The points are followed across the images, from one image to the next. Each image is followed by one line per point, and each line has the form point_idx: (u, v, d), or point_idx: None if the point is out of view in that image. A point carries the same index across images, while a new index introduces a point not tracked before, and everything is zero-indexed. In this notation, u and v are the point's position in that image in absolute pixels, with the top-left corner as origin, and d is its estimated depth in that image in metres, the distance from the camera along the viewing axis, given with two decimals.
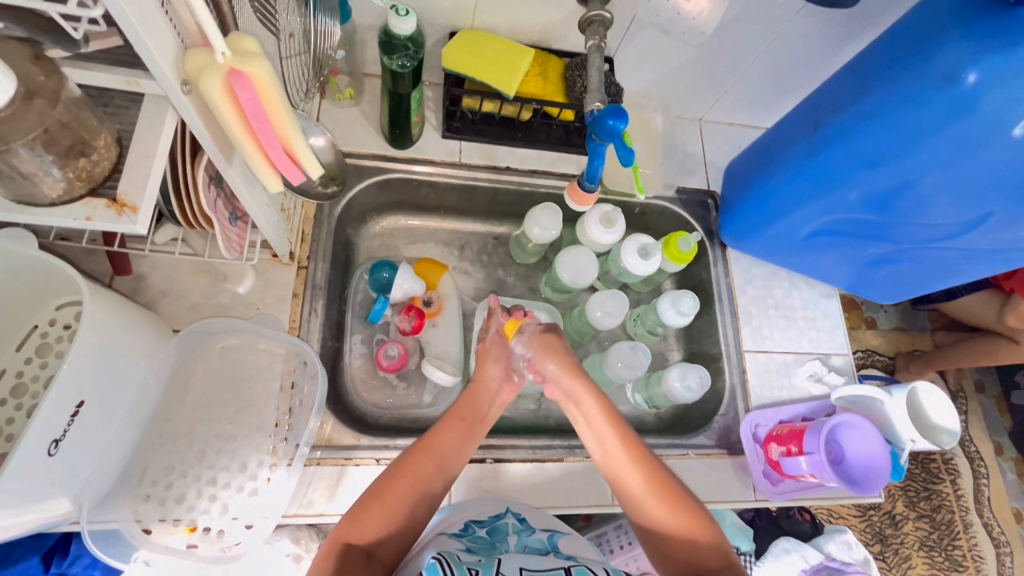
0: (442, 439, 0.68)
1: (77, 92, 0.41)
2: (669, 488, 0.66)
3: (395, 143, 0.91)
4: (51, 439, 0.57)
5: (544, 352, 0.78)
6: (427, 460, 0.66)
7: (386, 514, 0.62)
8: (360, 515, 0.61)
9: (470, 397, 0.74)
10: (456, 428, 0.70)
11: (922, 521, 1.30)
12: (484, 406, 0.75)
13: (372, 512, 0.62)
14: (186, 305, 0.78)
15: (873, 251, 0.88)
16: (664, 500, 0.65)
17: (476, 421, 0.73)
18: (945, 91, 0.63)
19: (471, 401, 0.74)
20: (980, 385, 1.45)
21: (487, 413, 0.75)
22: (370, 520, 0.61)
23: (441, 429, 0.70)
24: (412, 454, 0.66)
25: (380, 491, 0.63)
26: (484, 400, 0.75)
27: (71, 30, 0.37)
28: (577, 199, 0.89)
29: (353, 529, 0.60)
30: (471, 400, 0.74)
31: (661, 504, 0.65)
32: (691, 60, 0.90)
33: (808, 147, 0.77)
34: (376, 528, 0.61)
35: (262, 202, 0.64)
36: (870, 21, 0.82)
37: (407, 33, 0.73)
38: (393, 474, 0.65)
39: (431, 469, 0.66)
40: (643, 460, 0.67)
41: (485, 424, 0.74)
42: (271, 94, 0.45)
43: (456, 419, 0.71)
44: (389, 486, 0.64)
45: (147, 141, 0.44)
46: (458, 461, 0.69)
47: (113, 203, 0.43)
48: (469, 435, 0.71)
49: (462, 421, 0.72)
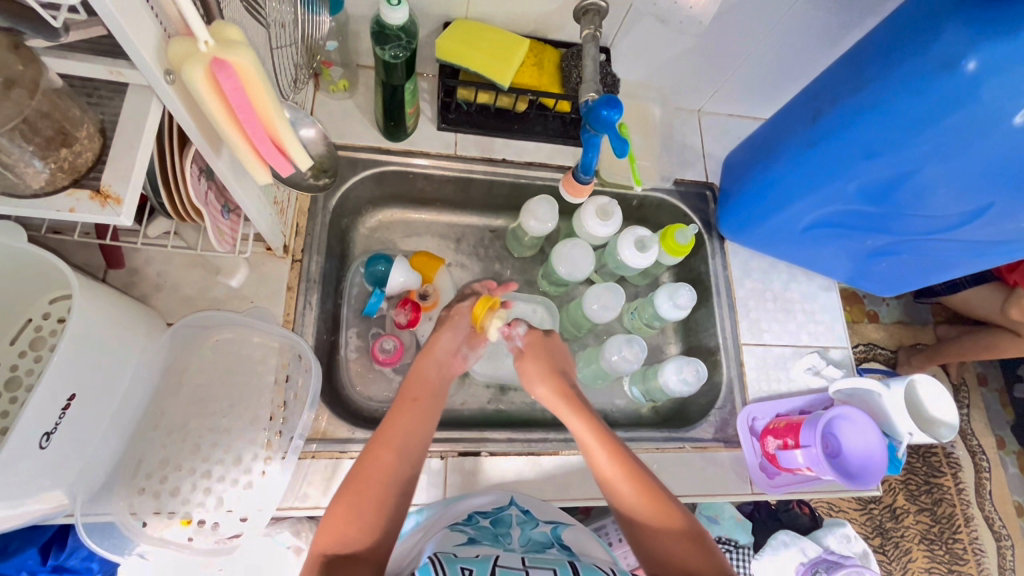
0: (396, 425, 0.66)
1: (58, 82, 0.41)
2: (658, 497, 0.64)
3: (390, 135, 0.90)
4: (42, 432, 0.57)
5: (535, 345, 0.78)
6: (387, 452, 0.64)
7: (349, 522, 0.59)
8: (325, 525, 0.59)
9: (418, 374, 0.73)
10: (410, 410, 0.68)
11: (922, 514, 1.29)
12: (433, 376, 0.73)
13: (336, 521, 0.59)
14: (181, 299, 0.78)
15: (873, 242, 0.87)
16: (654, 507, 0.63)
17: (429, 398, 0.71)
18: (945, 79, 0.62)
19: (420, 379, 0.72)
20: (982, 378, 1.44)
21: (439, 388, 0.73)
22: (332, 530, 0.58)
23: (394, 416, 0.67)
24: (369, 453, 0.64)
25: (344, 497, 0.61)
26: (433, 372, 0.74)
27: (50, 19, 0.36)
28: (572, 190, 0.89)
29: (328, 538, 0.58)
30: (420, 377, 0.72)
31: (650, 510, 0.63)
32: (689, 50, 0.89)
33: (806, 137, 0.76)
34: (346, 538, 0.58)
35: (253, 195, 0.64)
36: (870, 9, 0.80)
37: (399, 23, 0.72)
38: (348, 482, 0.62)
39: (392, 460, 0.63)
40: (632, 469, 0.66)
41: (442, 399, 0.72)
42: (255, 84, 0.45)
43: (407, 400, 0.69)
44: (348, 496, 0.61)
45: (129, 132, 0.44)
46: (420, 445, 0.66)
47: (97, 194, 0.43)
48: (425, 414, 0.68)
49: (414, 401, 0.69)
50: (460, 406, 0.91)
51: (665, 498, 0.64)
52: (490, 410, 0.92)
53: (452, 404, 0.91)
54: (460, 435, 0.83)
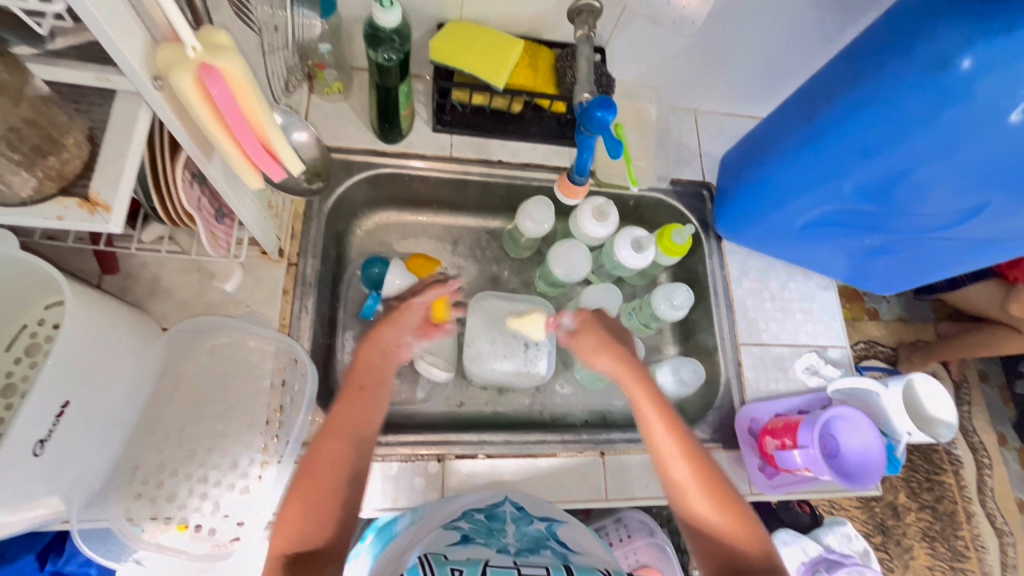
0: (343, 415, 0.66)
1: (44, 90, 0.41)
2: (720, 488, 0.64)
3: (385, 137, 0.90)
4: (37, 439, 0.57)
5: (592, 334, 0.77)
6: (336, 443, 0.64)
7: (306, 518, 0.58)
8: (280, 525, 0.58)
9: (364, 364, 0.71)
10: (355, 399, 0.68)
11: (924, 511, 1.29)
12: (381, 366, 0.72)
13: (291, 519, 0.58)
14: (176, 304, 0.78)
15: (871, 241, 0.87)
16: (718, 496, 0.63)
17: (376, 386, 0.70)
18: (941, 77, 0.61)
19: (364, 367, 0.71)
20: (983, 375, 1.44)
21: (386, 376, 0.72)
22: (289, 529, 0.57)
23: (341, 408, 0.67)
24: (318, 446, 0.63)
25: (297, 493, 0.60)
26: (378, 360, 0.72)
27: (34, 26, 0.36)
28: (567, 193, 0.88)
29: (284, 537, 0.57)
30: (366, 367, 0.71)
31: (711, 499, 0.63)
32: (684, 49, 0.89)
33: (802, 136, 0.76)
34: (306, 534, 0.57)
35: (246, 199, 0.64)
36: (867, 6, 0.80)
37: (393, 25, 0.71)
38: (299, 477, 0.61)
39: (342, 450, 0.63)
40: (698, 457, 0.66)
41: (388, 386, 0.72)
42: (244, 89, 0.44)
43: (353, 389, 0.69)
44: (302, 491, 0.60)
45: (117, 140, 0.43)
46: (367, 433, 0.66)
47: (85, 202, 0.43)
48: (372, 401, 0.69)
49: (360, 390, 0.69)
50: (458, 408, 0.91)
51: (729, 490, 0.64)
52: (488, 412, 0.92)
53: (449, 406, 0.91)
54: (458, 437, 0.83)
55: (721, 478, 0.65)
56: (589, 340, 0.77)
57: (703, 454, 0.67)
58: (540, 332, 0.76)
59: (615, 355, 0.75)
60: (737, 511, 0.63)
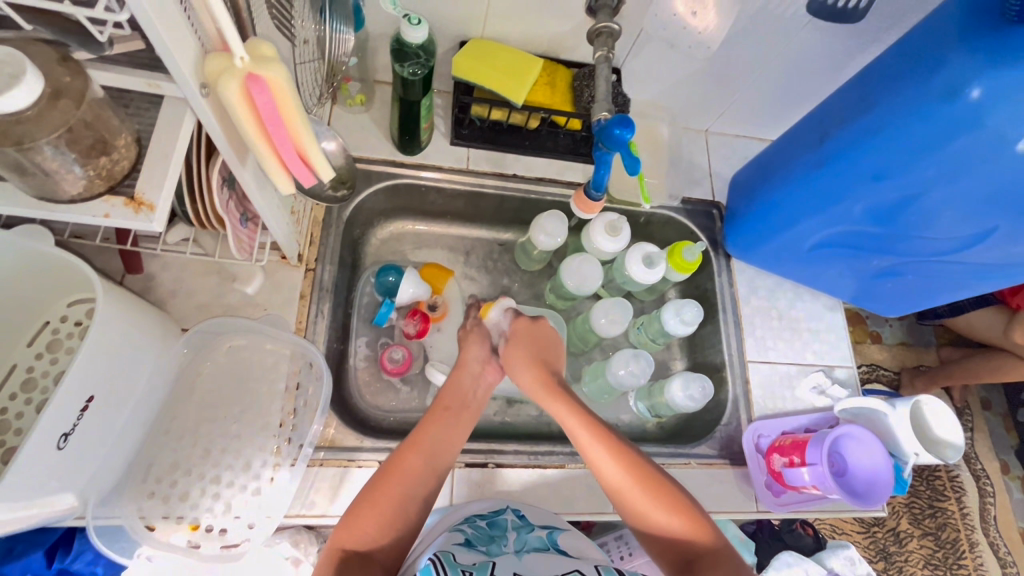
0: (429, 431, 0.69)
1: (101, 94, 0.43)
2: (667, 494, 0.65)
3: (404, 148, 0.92)
4: (60, 433, 0.58)
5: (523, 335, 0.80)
6: (414, 456, 0.66)
7: (368, 520, 0.61)
8: (345, 522, 0.61)
9: (454, 387, 0.76)
10: (440, 418, 0.71)
11: (926, 538, 1.28)
12: (468, 388, 0.77)
13: (355, 519, 0.61)
14: (195, 305, 0.79)
15: (878, 263, 0.89)
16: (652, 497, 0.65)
17: (459, 408, 0.74)
18: (950, 106, 0.63)
19: (453, 390, 0.76)
20: (986, 402, 1.44)
21: (471, 400, 0.76)
22: (354, 526, 0.61)
23: (427, 422, 0.70)
24: (399, 455, 0.67)
25: (369, 496, 0.63)
26: (467, 383, 0.77)
27: (97, 33, 0.38)
28: (583, 207, 0.90)
29: (347, 533, 0.60)
30: (455, 389, 0.76)
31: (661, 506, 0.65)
32: (698, 72, 0.92)
33: (813, 158, 0.78)
34: (365, 535, 0.60)
35: (273, 202, 0.65)
36: (878, 34, 0.82)
37: (419, 41, 0.74)
38: (375, 481, 0.65)
39: (418, 464, 0.66)
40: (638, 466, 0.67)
41: (472, 412, 0.76)
42: (285, 97, 0.46)
43: (440, 409, 0.73)
44: (374, 494, 0.63)
45: (163, 143, 0.46)
46: (446, 453, 0.69)
47: (131, 201, 0.45)
48: (456, 422, 0.72)
49: (446, 410, 0.73)
50: None
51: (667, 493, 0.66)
52: (496, 422, 0.93)
53: None
54: (468, 446, 0.83)
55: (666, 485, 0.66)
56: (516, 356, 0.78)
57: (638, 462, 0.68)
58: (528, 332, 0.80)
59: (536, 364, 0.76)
60: (689, 516, 0.64)
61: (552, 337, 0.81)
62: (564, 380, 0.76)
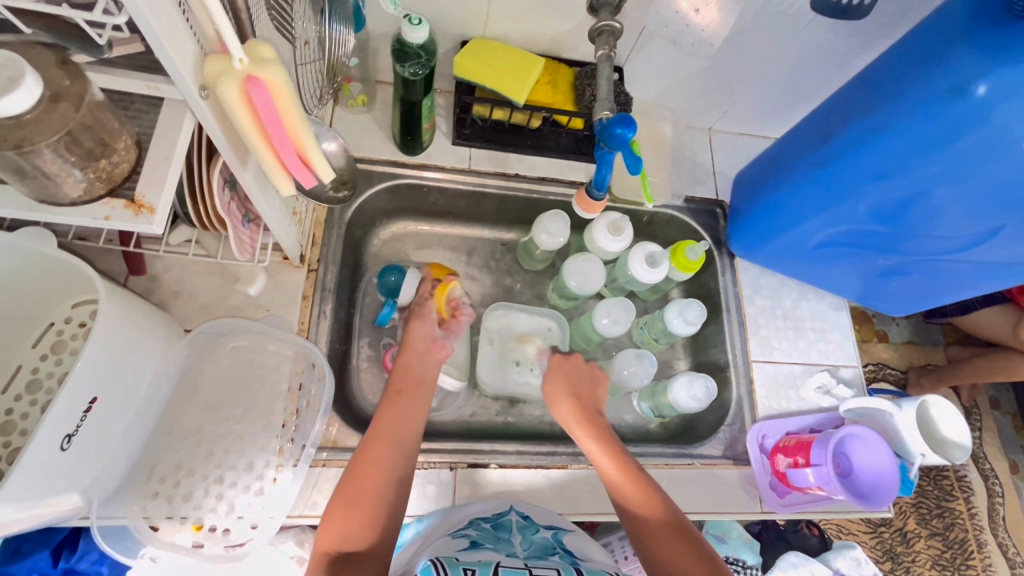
0: (389, 421, 0.68)
1: (100, 96, 0.43)
2: (662, 499, 0.67)
3: (406, 149, 0.92)
4: (64, 434, 0.58)
5: (559, 367, 0.81)
6: (381, 445, 0.65)
7: (348, 518, 0.61)
8: (326, 523, 0.61)
9: (403, 368, 0.75)
10: (397, 403, 0.70)
11: (935, 538, 1.27)
12: (420, 369, 0.76)
13: (335, 519, 0.61)
14: (199, 306, 0.79)
15: (884, 262, 0.88)
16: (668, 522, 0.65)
17: (415, 390, 0.73)
18: (956, 102, 0.63)
19: (405, 371, 0.75)
20: (995, 402, 1.42)
21: (427, 381, 0.75)
22: (334, 526, 0.60)
23: (386, 411, 0.69)
24: (366, 448, 0.65)
25: (343, 493, 0.63)
26: (420, 365, 0.76)
27: (96, 37, 0.38)
28: (584, 207, 0.90)
29: (330, 536, 0.59)
30: (406, 371, 0.75)
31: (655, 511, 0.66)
32: (700, 70, 0.91)
33: (818, 157, 0.77)
34: (349, 534, 0.60)
35: (274, 203, 0.65)
36: (882, 31, 0.81)
37: (420, 42, 0.74)
38: (347, 478, 0.64)
39: (387, 453, 0.65)
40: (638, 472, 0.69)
41: (428, 389, 0.75)
42: (284, 98, 0.46)
43: (395, 394, 0.72)
44: (347, 490, 0.63)
45: (163, 146, 0.46)
46: (410, 437, 0.68)
47: (131, 203, 0.45)
48: (411, 403, 0.71)
49: (400, 394, 0.72)
50: (469, 418, 0.92)
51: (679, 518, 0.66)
52: (498, 422, 0.93)
53: (461, 415, 0.91)
54: (469, 446, 0.83)
55: (682, 514, 0.66)
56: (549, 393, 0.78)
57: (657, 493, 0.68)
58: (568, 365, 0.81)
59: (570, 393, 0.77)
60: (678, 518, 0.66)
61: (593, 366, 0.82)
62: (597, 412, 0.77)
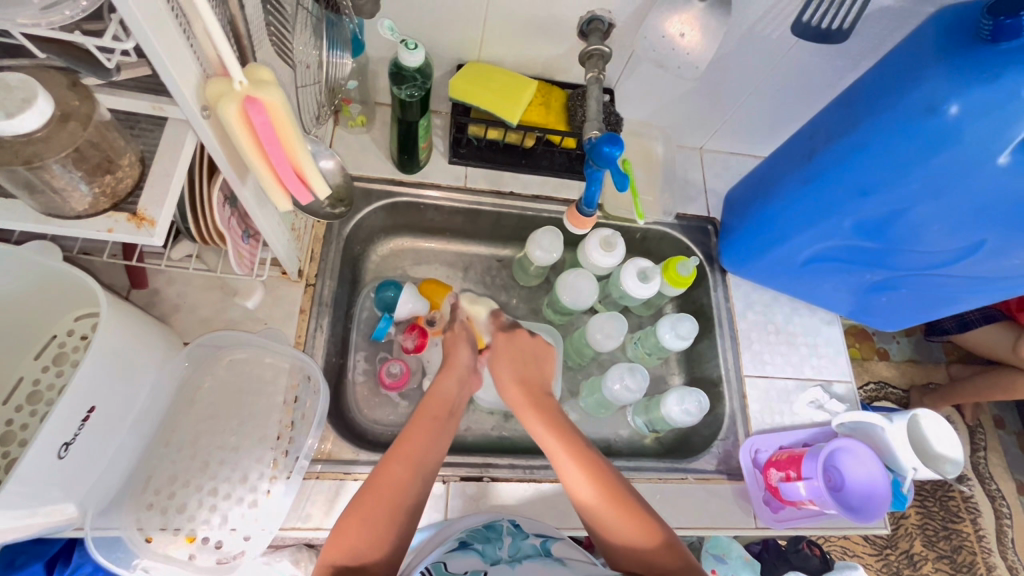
0: (413, 440, 0.67)
1: (108, 116, 0.45)
2: (624, 500, 0.66)
3: (403, 168, 0.95)
4: (62, 442, 0.59)
5: (504, 350, 0.78)
6: (401, 467, 0.65)
7: (360, 535, 0.61)
8: (334, 537, 0.61)
9: (439, 394, 0.74)
10: (425, 424, 0.70)
11: (942, 561, 1.26)
12: (454, 397, 0.75)
13: (346, 534, 0.61)
14: (198, 319, 0.81)
15: (872, 277, 0.89)
16: (621, 511, 0.65)
17: (444, 414, 0.72)
18: (929, 122, 0.65)
19: (438, 396, 0.74)
20: (1000, 421, 1.41)
21: (455, 406, 0.74)
22: (343, 542, 0.60)
23: (411, 430, 0.69)
24: (383, 467, 0.65)
25: (354, 510, 0.62)
26: (454, 391, 0.75)
27: (105, 61, 0.41)
28: (576, 223, 0.92)
29: (337, 549, 0.60)
30: (440, 395, 0.74)
31: (624, 520, 0.65)
32: (688, 91, 0.94)
33: (802, 175, 0.79)
34: (356, 549, 0.60)
35: (273, 218, 0.68)
36: (865, 53, 0.84)
37: (416, 65, 0.77)
38: (361, 496, 0.64)
39: (406, 472, 0.65)
40: (598, 470, 0.67)
41: (457, 417, 0.74)
42: (281, 118, 0.49)
43: (426, 416, 0.71)
44: (359, 509, 0.62)
45: (167, 162, 0.49)
46: (433, 459, 0.68)
47: (133, 216, 0.48)
48: (441, 428, 0.71)
49: (433, 418, 0.71)
50: (463, 432, 0.92)
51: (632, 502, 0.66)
52: (493, 437, 0.93)
53: (455, 430, 0.92)
54: (464, 460, 0.84)
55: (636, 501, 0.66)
56: (493, 369, 0.78)
57: (617, 484, 0.67)
58: (512, 344, 0.79)
59: (517, 377, 0.76)
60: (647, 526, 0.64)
61: (544, 350, 0.81)
62: (549, 396, 0.75)
